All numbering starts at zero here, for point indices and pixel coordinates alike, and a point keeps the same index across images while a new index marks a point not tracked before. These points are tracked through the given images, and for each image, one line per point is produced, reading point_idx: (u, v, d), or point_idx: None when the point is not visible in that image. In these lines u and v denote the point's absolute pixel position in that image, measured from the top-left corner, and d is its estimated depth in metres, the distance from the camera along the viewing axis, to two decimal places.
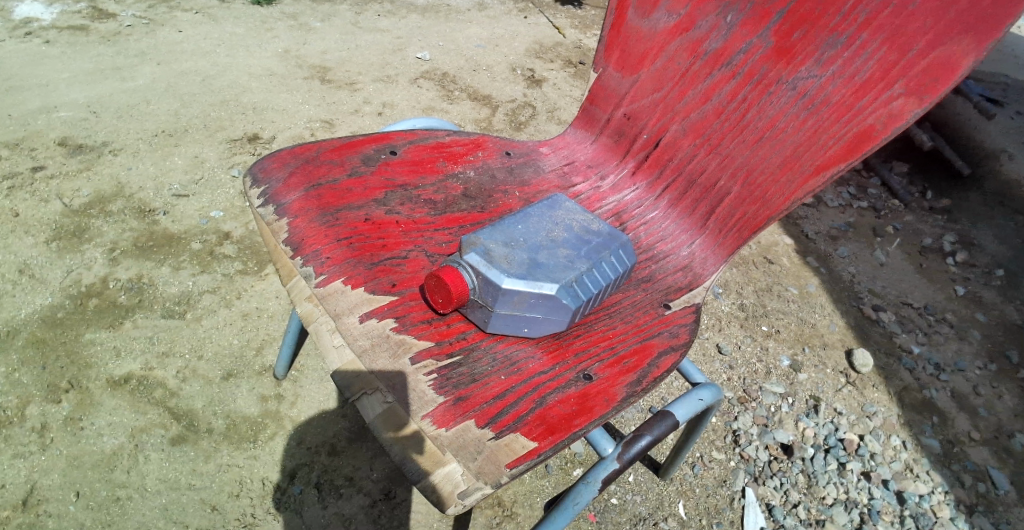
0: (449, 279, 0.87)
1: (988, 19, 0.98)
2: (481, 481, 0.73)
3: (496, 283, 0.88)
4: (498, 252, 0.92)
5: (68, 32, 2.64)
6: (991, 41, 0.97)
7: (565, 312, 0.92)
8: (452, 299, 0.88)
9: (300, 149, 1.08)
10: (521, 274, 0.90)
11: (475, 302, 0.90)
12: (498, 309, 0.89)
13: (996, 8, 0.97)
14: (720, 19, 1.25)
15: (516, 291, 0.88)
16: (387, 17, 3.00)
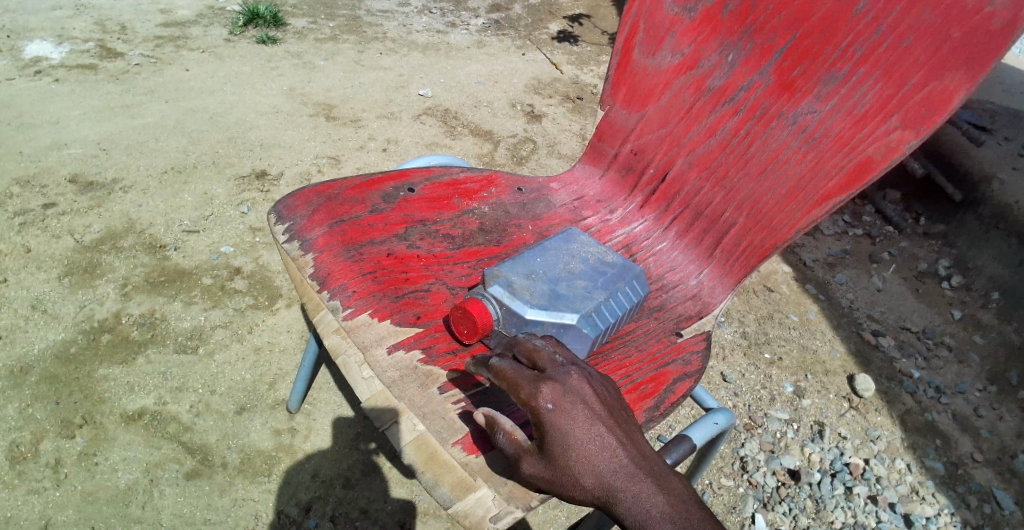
0: (474, 310, 0.91)
1: (979, 55, 1.03)
2: (513, 505, 0.75)
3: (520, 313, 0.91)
4: (520, 285, 0.96)
5: (77, 71, 2.69)
6: (981, 76, 1.03)
7: (585, 340, 0.95)
8: (477, 330, 0.91)
9: (322, 187, 1.12)
10: (543, 305, 0.93)
11: (498, 332, 0.93)
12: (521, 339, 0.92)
13: (986, 44, 1.02)
14: (722, 58, 1.32)
15: (538, 322, 0.92)
16: (389, 55, 3.09)
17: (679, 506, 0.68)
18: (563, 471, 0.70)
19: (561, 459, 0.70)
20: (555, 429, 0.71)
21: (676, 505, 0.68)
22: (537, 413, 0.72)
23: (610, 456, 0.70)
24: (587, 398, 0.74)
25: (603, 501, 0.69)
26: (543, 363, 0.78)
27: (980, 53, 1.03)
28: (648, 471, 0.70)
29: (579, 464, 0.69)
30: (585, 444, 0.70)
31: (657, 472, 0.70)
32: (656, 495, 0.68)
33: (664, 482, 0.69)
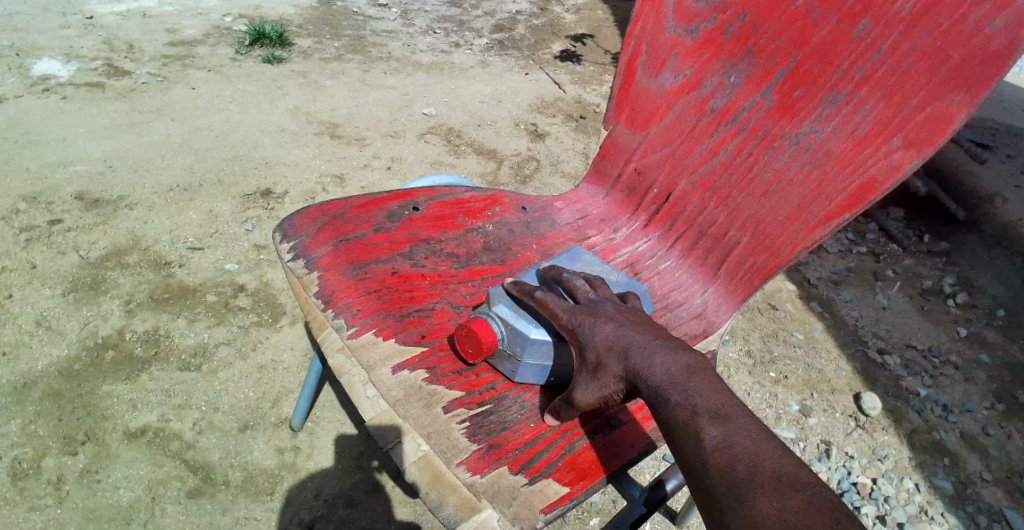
0: (478, 329, 0.91)
1: (978, 77, 1.05)
2: (518, 527, 0.75)
3: (523, 333, 0.91)
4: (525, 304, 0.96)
5: (85, 89, 2.73)
6: (981, 97, 1.05)
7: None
8: (481, 350, 0.91)
9: (328, 206, 1.13)
10: (547, 325, 0.93)
11: (504, 351, 0.93)
12: (526, 359, 0.92)
13: (985, 66, 1.05)
14: (724, 80, 1.33)
15: (543, 341, 0.91)
16: (394, 74, 3.13)
17: (695, 371, 0.74)
18: (598, 370, 0.81)
19: (595, 361, 0.82)
20: (588, 339, 0.84)
21: (691, 371, 0.74)
22: (574, 330, 0.86)
23: (631, 343, 0.80)
24: (619, 317, 0.87)
25: (631, 385, 0.77)
26: (580, 299, 0.93)
27: (980, 75, 1.05)
28: (668, 348, 0.78)
29: (606, 359, 0.81)
30: (611, 342, 0.82)
31: (679, 351, 0.78)
32: (673, 363, 0.75)
33: (683, 355, 0.77)
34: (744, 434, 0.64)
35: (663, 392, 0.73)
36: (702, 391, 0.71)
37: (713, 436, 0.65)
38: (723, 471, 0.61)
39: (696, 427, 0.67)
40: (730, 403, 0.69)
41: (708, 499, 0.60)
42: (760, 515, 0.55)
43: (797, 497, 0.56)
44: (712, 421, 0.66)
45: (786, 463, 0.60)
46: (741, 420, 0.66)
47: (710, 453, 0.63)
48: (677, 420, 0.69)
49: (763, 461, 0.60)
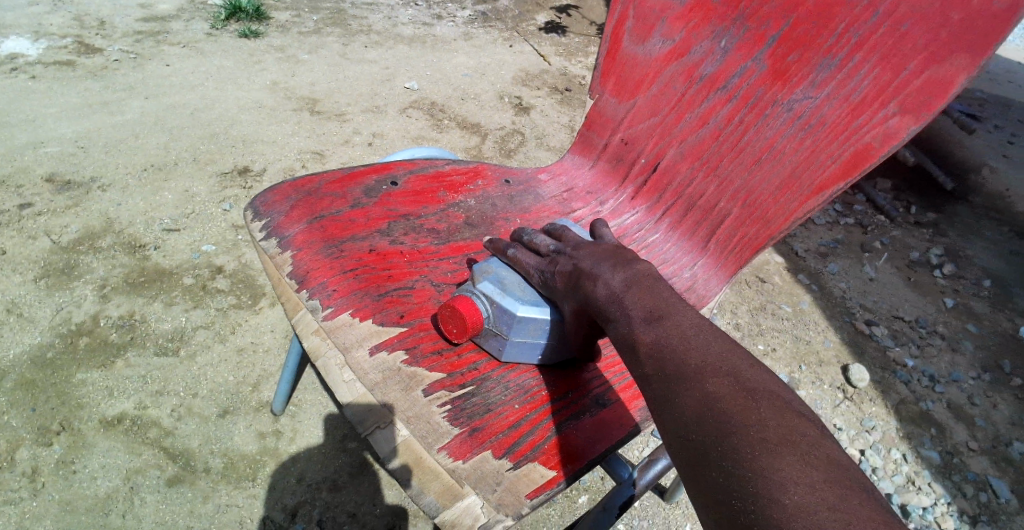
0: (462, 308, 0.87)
1: (979, 39, 1.03)
2: (502, 513, 0.73)
3: (510, 311, 0.88)
4: (509, 281, 0.93)
5: (54, 68, 2.62)
6: (982, 60, 1.02)
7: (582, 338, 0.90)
8: (466, 329, 0.87)
9: (302, 182, 1.08)
10: (534, 302, 0.90)
11: (491, 332, 0.89)
12: (514, 338, 0.88)
13: (985, 26, 1.02)
14: (714, 44, 1.29)
15: (531, 319, 0.88)
16: (374, 48, 3.04)
17: (632, 282, 0.81)
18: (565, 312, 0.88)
19: (561, 304, 0.89)
20: (548, 285, 0.91)
21: (628, 284, 0.81)
22: (537, 280, 0.93)
23: (580, 275, 0.86)
24: (566, 252, 0.93)
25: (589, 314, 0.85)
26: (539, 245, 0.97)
27: (979, 38, 1.03)
28: (609, 270, 0.84)
29: (564, 298, 0.88)
30: (565, 281, 0.88)
31: (619, 268, 0.84)
32: (613, 283, 0.82)
33: (622, 270, 0.83)
34: (675, 333, 0.70)
35: (608, 312, 0.80)
36: (639, 301, 0.77)
37: (648, 342, 0.71)
38: (657, 370, 0.68)
39: (635, 334, 0.74)
40: (663, 303, 0.76)
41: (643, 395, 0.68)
42: (684, 407, 0.63)
43: (717, 382, 0.63)
44: (647, 326, 0.73)
45: (710, 351, 0.67)
46: (672, 318, 0.73)
47: (645, 358, 0.70)
48: (620, 333, 0.76)
49: (691, 354, 0.67)
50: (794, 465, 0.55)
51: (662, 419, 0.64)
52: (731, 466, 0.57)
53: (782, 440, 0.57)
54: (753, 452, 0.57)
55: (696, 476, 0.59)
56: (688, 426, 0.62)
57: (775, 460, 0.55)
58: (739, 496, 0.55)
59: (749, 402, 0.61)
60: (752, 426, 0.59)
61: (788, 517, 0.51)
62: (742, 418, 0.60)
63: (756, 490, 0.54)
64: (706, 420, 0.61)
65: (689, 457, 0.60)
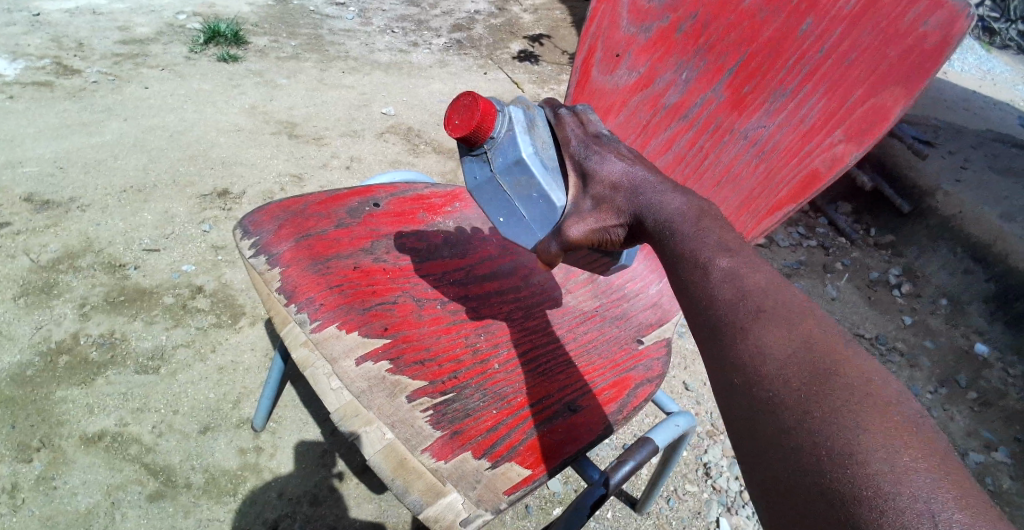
0: (487, 106, 0.78)
1: (913, 74, 1.19)
2: (482, 508, 0.79)
3: (517, 143, 0.80)
4: (537, 129, 0.84)
5: (33, 88, 2.64)
6: (915, 92, 1.19)
7: (547, 228, 0.83)
8: (467, 127, 0.78)
9: (288, 203, 1.13)
10: (545, 161, 0.82)
11: (485, 152, 0.82)
12: (496, 172, 0.82)
13: (921, 62, 1.18)
14: (676, 76, 1.42)
15: (526, 167, 0.80)
16: (352, 73, 3.11)
17: (705, 212, 0.75)
18: (603, 204, 0.79)
19: (602, 194, 0.79)
20: (596, 168, 0.80)
21: (701, 211, 0.75)
22: (582, 159, 0.81)
23: (646, 184, 0.78)
24: (626, 154, 0.83)
25: (636, 223, 0.77)
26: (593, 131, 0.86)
27: (915, 74, 1.19)
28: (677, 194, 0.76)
29: (615, 194, 0.78)
30: (623, 178, 0.79)
31: (692, 195, 0.77)
32: (684, 203, 0.75)
33: (696, 197, 0.77)
34: (753, 269, 0.66)
35: (673, 227, 0.73)
36: (712, 234, 0.71)
37: (723, 269, 0.66)
38: (734, 301, 0.64)
39: (705, 258, 0.68)
40: (737, 238, 0.71)
41: (717, 327, 0.63)
42: (769, 349, 0.59)
43: (806, 326, 0.60)
44: (722, 255, 0.68)
45: (795, 295, 0.63)
46: (744, 255, 0.68)
47: (718, 285, 0.65)
48: (688, 255, 0.70)
49: (774, 293, 0.63)
50: (894, 423, 0.52)
51: (739, 355, 0.61)
52: (824, 415, 0.54)
53: (881, 397, 0.54)
54: (851, 404, 0.53)
55: (778, 421, 0.56)
56: (773, 367, 0.58)
57: (872, 414, 0.52)
58: (830, 445, 0.52)
59: (840, 354, 0.58)
60: (848, 377, 0.55)
61: (888, 476, 0.49)
62: (835, 366, 0.56)
63: (852, 442, 0.51)
64: (795, 363, 0.58)
65: (771, 400, 0.57)
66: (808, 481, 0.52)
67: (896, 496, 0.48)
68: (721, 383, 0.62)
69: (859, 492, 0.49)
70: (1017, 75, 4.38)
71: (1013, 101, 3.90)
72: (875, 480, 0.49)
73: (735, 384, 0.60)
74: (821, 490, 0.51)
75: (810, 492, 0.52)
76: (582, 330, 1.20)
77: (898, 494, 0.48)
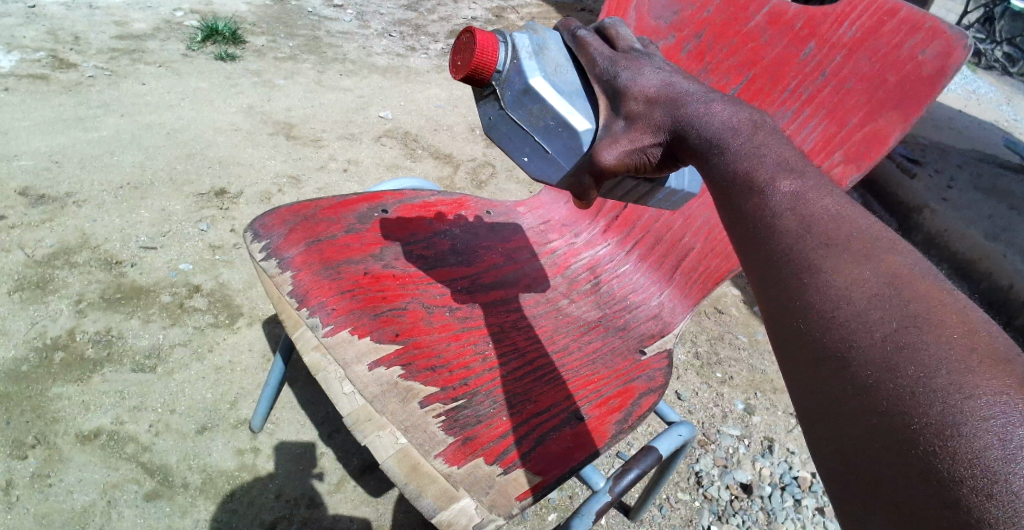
0: (484, 41, 0.82)
1: (912, 98, 1.27)
2: (495, 513, 0.81)
3: (523, 73, 0.82)
4: (551, 55, 0.83)
5: (28, 81, 2.61)
6: (913, 117, 1.27)
7: (572, 155, 0.82)
8: (469, 67, 0.84)
9: (299, 207, 1.15)
10: (560, 86, 0.82)
11: (498, 90, 0.86)
12: (509, 109, 0.86)
13: (918, 87, 1.27)
14: None
15: (536, 96, 0.82)
16: (349, 76, 3.12)
17: (762, 127, 0.64)
18: (638, 122, 0.71)
19: (636, 110, 0.71)
20: (629, 84, 0.73)
21: (757, 126, 0.64)
22: (611, 76, 0.76)
23: (686, 96, 0.69)
24: (665, 66, 0.75)
25: (675, 139, 0.67)
26: (623, 47, 0.80)
27: (910, 101, 1.27)
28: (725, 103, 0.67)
29: (651, 109, 0.70)
30: (661, 91, 0.70)
31: (744, 107, 0.66)
32: (736, 116, 0.64)
33: (748, 108, 0.66)
34: (822, 196, 0.56)
35: (722, 143, 0.62)
36: (770, 150, 0.61)
37: (786, 194, 0.57)
38: (800, 232, 0.54)
39: (763, 181, 0.58)
40: (799, 161, 0.61)
41: (780, 263, 0.54)
42: (846, 289, 0.50)
43: (889, 265, 0.51)
44: (784, 177, 0.58)
45: (871, 228, 0.54)
46: (812, 179, 0.58)
47: (782, 213, 0.56)
48: (739, 176, 0.60)
49: (848, 225, 0.54)
50: (1006, 383, 0.43)
51: (807, 296, 0.52)
52: (914, 372, 0.45)
53: (987, 353, 0.44)
54: (948, 361, 0.44)
55: (856, 376, 0.47)
56: (848, 312, 0.50)
57: (978, 373, 0.43)
58: (922, 408, 0.44)
59: (933, 298, 0.48)
60: (944, 327, 0.46)
61: (997, 451, 0.40)
62: (929, 314, 0.47)
63: (951, 406, 0.43)
64: (877, 309, 0.49)
65: (847, 350, 0.48)
66: (891, 451, 0.44)
67: (1010, 475, 0.39)
68: (783, 328, 0.53)
69: (961, 469, 0.41)
70: (999, 97, 4.50)
71: (996, 123, 4.01)
72: (982, 456, 0.40)
73: (801, 329, 0.51)
74: (910, 464, 0.43)
75: (894, 465, 0.44)
76: (586, 340, 1.23)
77: (1013, 474, 0.39)
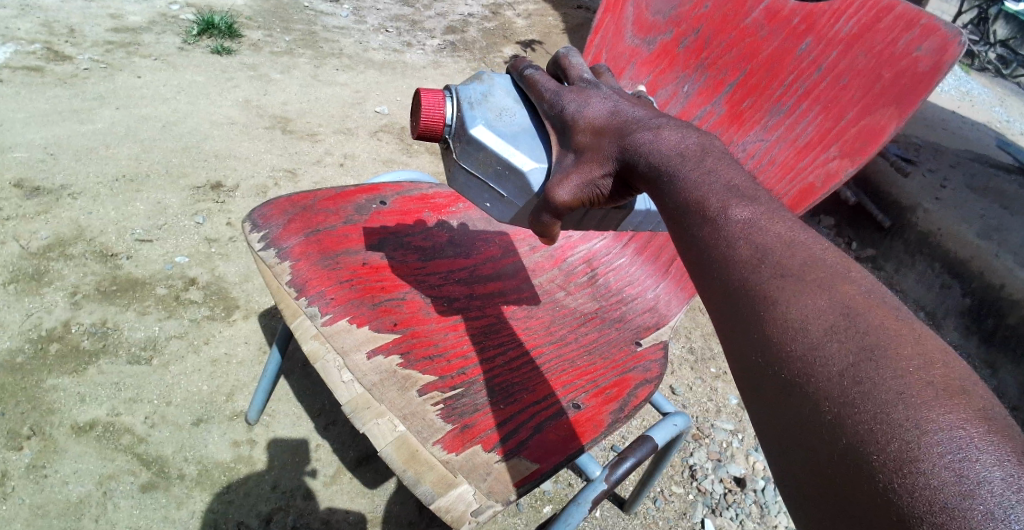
0: (425, 106, 0.83)
1: (906, 94, 1.26)
2: (492, 499, 0.82)
3: (466, 125, 0.83)
4: (497, 100, 0.85)
5: (22, 73, 2.60)
6: (908, 112, 1.26)
7: (526, 198, 0.82)
8: (422, 125, 0.84)
9: (297, 197, 1.14)
10: (504, 131, 0.82)
11: (448, 143, 0.87)
12: (460, 160, 0.86)
13: (913, 83, 1.26)
14: (678, 88, 1.50)
15: (479, 145, 0.83)
16: (346, 71, 3.11)
17: (710, 149, 0.65)
18: (588, 154, 0.73)
19: (584, 143, 0.74)
20: (575, 117, 0.76)
21: (705, 149, 0.65)
22: (559, 111, 0.78)
23: (631, 122, 0.71)
24: (611, 95, 0.78)
25: (623, 166, 0.69)
26: (574, 78, 0.84)
27: (906, 96, 1.26)
28: (673, 126, 0.69)
29: (598, 140, 0.72)
30: (606, 121, 0.73)
31: (691, 130, 0.68)
32: (684, 140, 0.66)
33: (695, 132, 0.68)
34: (773, 222, 0.57)
35: (670, 170, 0.64)
36: (721, 172, 0.62)
37: (739, 221, 0.57)
38: (754, 262, 0.54)
39: (715, 208, 0.59)
40: (751, 183, 0.62)
41: (740, 296, 0.54)
42: (806, 320, 0.50)
43: (844, 292, 0.50)
44: (737, 203, 0.58)
45: (826, 253, 0.54)
46: (760, 201, 0.59)
47: (735, 242, 0.56)
48: (687, 203, 0.61)
49: (802, 253, 0.54)
50: (964, 414, 0.42)
51: (763, 328, 0.51)
52: (871, 407, 0.44)
53: (945, 384, 0.44)
54: (907, 391, 0.43)
55: (814, 412, 0.46)
56: (805, 344, 0.49)
57: (935, 405, 0.42)
58: (880, 445, 0.43)
59: (890, 326, 0.48)
60: (901, 357, 0.45)
61: (957, 488, 0.39)
62: (886, 343, 0.46)
63: (909, 442, 0.42)
64: (833, 340, 0.48)
65: (804, 385, 0.48)
66: (853, 488, 0.43)
67: (969, 512, 0.38)
68: (744, 362, 0.52)
69: (921, 508, 0.40)
70: (991, 98, 4.54)
71: (988, 124, 4.03)
72: (941, 494, 0.40)
73: (759, 363, 0.51)
74: (869, 503, 0.42)
75: (857, 502, 0.43)
76: (583, 332, 1.24)
77: (972, 511, 0.38)
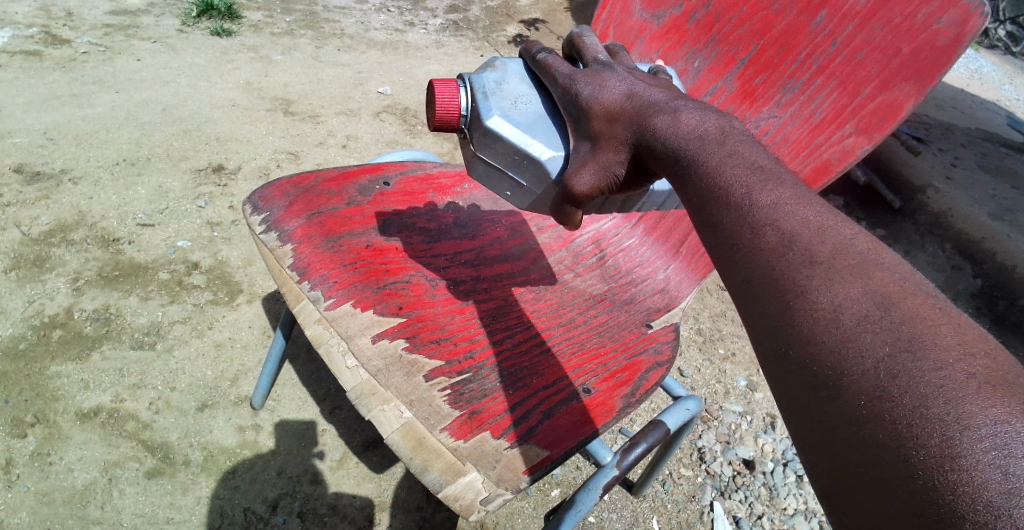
0: (440, 100, 0.80)
1: (926, 68, 1.22)
2: (502, 487, 0.81)
3: (480, 115, 0.79)
4: (510, 88, 0.80)
5: (21, 57, 2.56)
6: (927, 87, 1.22)
7: (544, 186, 0.78)
8: (439, 118, 0.80)
9: (299, 179, 1.12)
10: (518, 118, 0.78)
11: (464, 134, 0.83)
12: (476, 149, 0.82)
13: (933, 58, 1.21)
14: (689, 64, 1.45)
15: (494, 136, 0.78)
16: (348, 51, 3.06)
17: (730, 133, 0.61)
18: (602, 141, 0.69)
19: (599, 130, 0.70)
20: (590, 102, 0.71)
21: (725, 132, 0.61)
22: (572, 96, 0.74)
23: (647, 107, 0.67)
24: (627, 76, 0.73)
25: (640, 150, 0.65)
26: (590, 60, 0.79)
27: (926, 71, 1.22)
28: (692, 108, 0.65)
29: (613, 127, 0.68)
30: (622, 106, 0.69)
31: (709, 111, 0.64)
32: (703, 123, 0.62)
33: (715, 115, 0.63)
34: (802, 205, 0.53)
35: (690, 154, 0.60)
36: (743, 155, 0.58)
37: (766, 205, 0.53)
38: (782, 248, 0.50)
39: (740, 194, 0.55)
40: (776, 164, 0.58)
41: (766, 287, 0.50)
42: (838, 309, 0.46)
43: (877, 280, 0.47)
44: (762, 187, 0.54)
45: (856, 239, 0.50)
46: (782, 184, 0.55)
47: (760, 230, 0.52)
48: (706, 192, 0.57)
49: (832, 238, 0.50)
50: (1011, 408, 0.39)
51: (793, 319, 0.48)
52: (910, 401, 0.41)
53: (986, 375, 0.40)
54: (949, 383, 0.40)
55: (848, 405, 0.43)
56: (838, 335, 0.45)
57: (977, 398, 0.39)
58: (920, 440, 0.40)
59: (927, 315, 0.44)
60: (941, 347, 0.42)
61: (1005, 486, 0.36)
62: (924, 334, 0.43)
63: (950, 437, 0.39)
64: (866, 330, 0.45)
65: (838, 378, 0.44)
66: (891, 484, 0.40)
67: (1015, 511, 0.35)
68: (769, 353, 0.49)
69: (964, 506, 0.37)
70: (1003, 76, 4.43)
71: (1000, 101, 3.95)
72: (985, 491, 0.37)
73: (788, 355, 0.47)
74: (908, 500, 0.39)
75: (894, 498, 0.40)
76: (593, 314, 1.20)
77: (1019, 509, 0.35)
